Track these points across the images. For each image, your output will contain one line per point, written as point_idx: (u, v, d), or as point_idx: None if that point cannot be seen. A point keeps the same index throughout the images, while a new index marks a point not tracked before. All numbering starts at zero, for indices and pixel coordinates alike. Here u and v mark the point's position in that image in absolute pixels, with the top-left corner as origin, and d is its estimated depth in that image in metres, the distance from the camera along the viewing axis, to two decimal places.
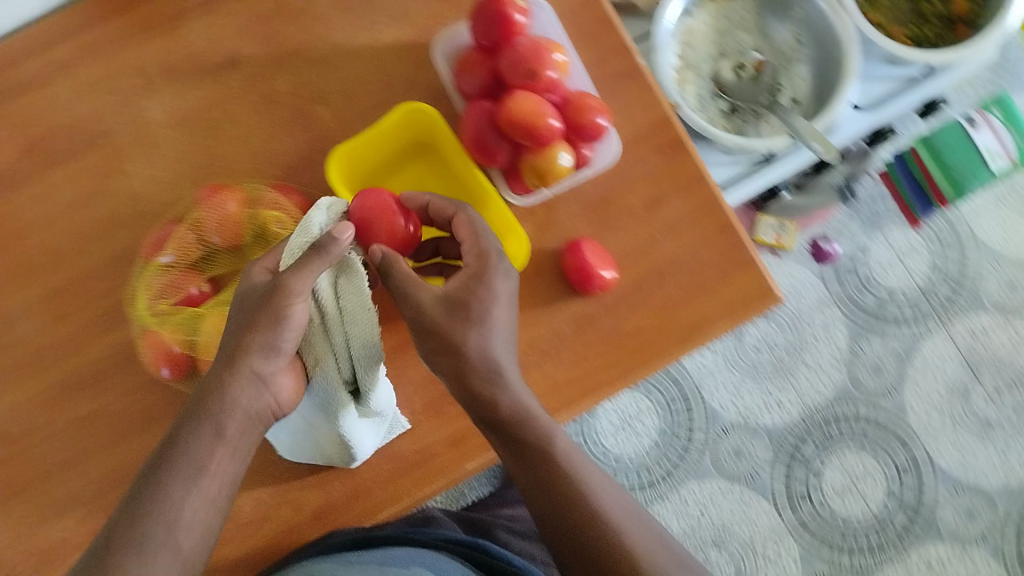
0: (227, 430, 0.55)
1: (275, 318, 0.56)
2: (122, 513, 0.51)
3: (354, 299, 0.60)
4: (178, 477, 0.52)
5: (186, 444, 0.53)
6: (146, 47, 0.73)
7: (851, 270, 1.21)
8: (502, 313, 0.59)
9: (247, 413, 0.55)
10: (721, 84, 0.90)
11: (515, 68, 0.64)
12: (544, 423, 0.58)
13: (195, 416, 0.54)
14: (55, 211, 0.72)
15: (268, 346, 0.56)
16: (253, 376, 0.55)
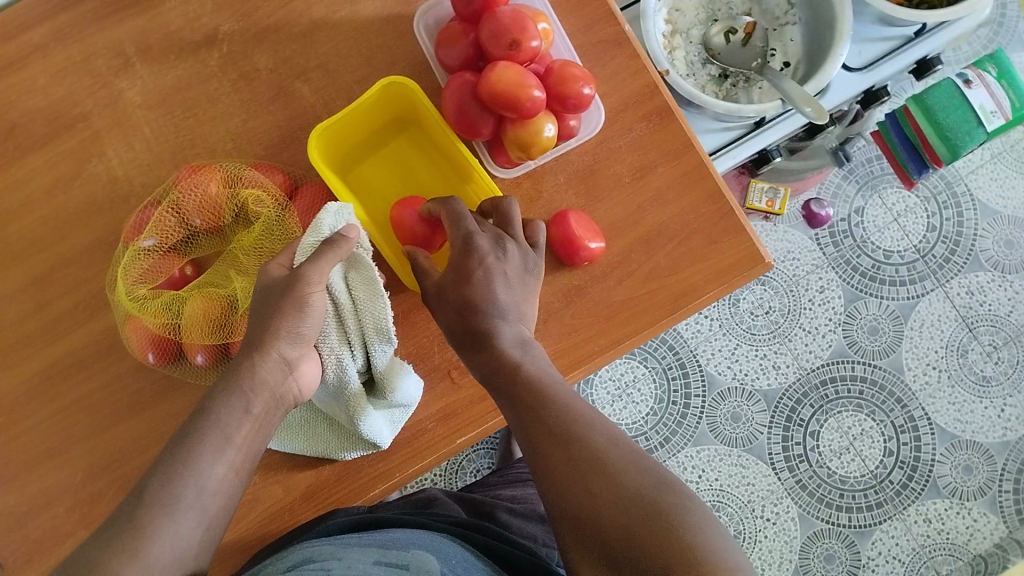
0: (256, 412, 0.54)
1: (299, 306, 0.56)
2: (144, 480, 0.50)
3: (369, 294, 0.63)
4: (207, 448, 0.51)
5: (217, 421, 0.52)
6: (122, 27, 0.72)
7: (846, 232, 1.22)
8: (500, 286, 0.59)
9: (272, 394, 0.56)
10: (710, 49, 0.90)
11: (497, 38, 0.62)
12: (544, 375, 0.55)
13: (228, 395, 0.54)
14: (35, 197, 0.70)
15: (293, 331, 0.57)
16: (281, 360, 0.56)
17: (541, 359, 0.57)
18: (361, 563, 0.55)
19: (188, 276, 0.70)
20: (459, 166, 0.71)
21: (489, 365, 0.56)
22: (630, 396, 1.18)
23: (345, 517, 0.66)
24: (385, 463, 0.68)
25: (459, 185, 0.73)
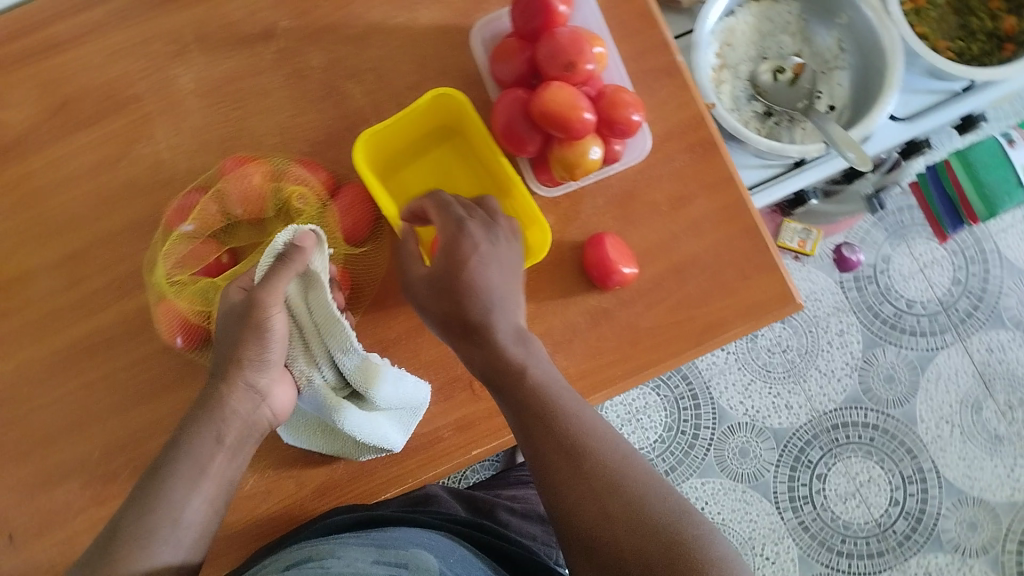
0: (226, 439, 0.59)
1: (258, 334, 0.59)
2: (125, 510, 0.55)
3: (323, 308, 0.62)
4: (181, 479, 0.56)
5: (187, 447, 0.58)
6: (182, 14, 0.72)
7: (870, 278, 1.21)
8: (491, 272, 0.61)
9: (245, 420, 0.60)
10: (757, 86, 0.90)
11: (554, 58, 0.63)
12: (555, 392, 0.57)
13: (197, 424, 0.59)
14: (79, 172, 0.71)
15: (257, 362, 0.60)
16: (247, 388, 0.60)
17: (550, 371, 0.59)
18: (359, 563, 0.54)
19: (222, 265, 0.70)
20: (500, 181, 0.71)
21: (492, 370, 0.59)
22: (640, 422, 1.18)
23: (341, 514, 0.66)
24: (398, 467, 0.68)
25: (496, 199, 0.72)
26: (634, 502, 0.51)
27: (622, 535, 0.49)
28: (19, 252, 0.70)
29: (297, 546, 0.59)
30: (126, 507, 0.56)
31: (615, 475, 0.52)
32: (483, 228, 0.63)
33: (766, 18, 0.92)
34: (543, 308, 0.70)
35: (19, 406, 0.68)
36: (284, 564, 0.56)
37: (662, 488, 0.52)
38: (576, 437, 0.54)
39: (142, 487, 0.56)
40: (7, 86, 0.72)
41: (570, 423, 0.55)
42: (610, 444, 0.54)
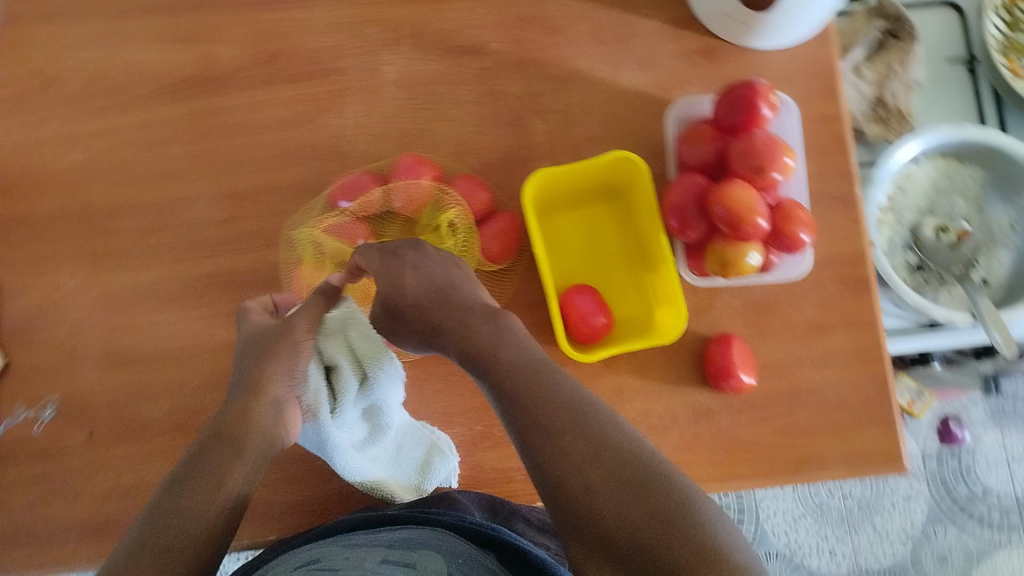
0: (247, 448, 0.57)
1: (284, 354, 0.62)
2: (136, 533, 0.50)
3: (361, 343, 0.66)
4: (196, 485, 0.52)
5: (216, 452, 0.55)
6: (406, 8, 0.76)
7: (954, 455, 1.15)
8: (432, 272, 0.65)
9: (267, 436, 0.58)
10: (917, 237, 0.90)
11: (745, 156, 0.64)
12: (540, 375, 0.54)
13: (223, 434, 0.57)
14: (267, 121, 0.75)
15: (284, 375, 0.62)
16: (275, 404, 0.60)
17: (533, 353, 0.57)
18: (365, 563, 0.51)
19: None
20: (649, 255, 0.72)
21: (481, 351, 0.58)
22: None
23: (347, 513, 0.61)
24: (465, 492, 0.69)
25: (638, 271, 0.73)
26: (623, 484, 0.46)
27: (613, 509, 0.45)
28: (189, 176, 0.74)
29: (305, 550, 0.54)
30: (137, 528, 0.50)
31: (598, 442, 0.49)
32: (459, 271, 0.66)
33: (946, 177, 0.93)
34: (650, 388, 0.69)
35: (144, 316, 0.72)
36: (292, 564, 0.52)
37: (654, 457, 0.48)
38: (561, 414, 0.51)
39: (168, 487, 0.53)
40: (229, 23, 0.76)
41: (545, 400, 0.52)
42: (588, 412, 0.51)
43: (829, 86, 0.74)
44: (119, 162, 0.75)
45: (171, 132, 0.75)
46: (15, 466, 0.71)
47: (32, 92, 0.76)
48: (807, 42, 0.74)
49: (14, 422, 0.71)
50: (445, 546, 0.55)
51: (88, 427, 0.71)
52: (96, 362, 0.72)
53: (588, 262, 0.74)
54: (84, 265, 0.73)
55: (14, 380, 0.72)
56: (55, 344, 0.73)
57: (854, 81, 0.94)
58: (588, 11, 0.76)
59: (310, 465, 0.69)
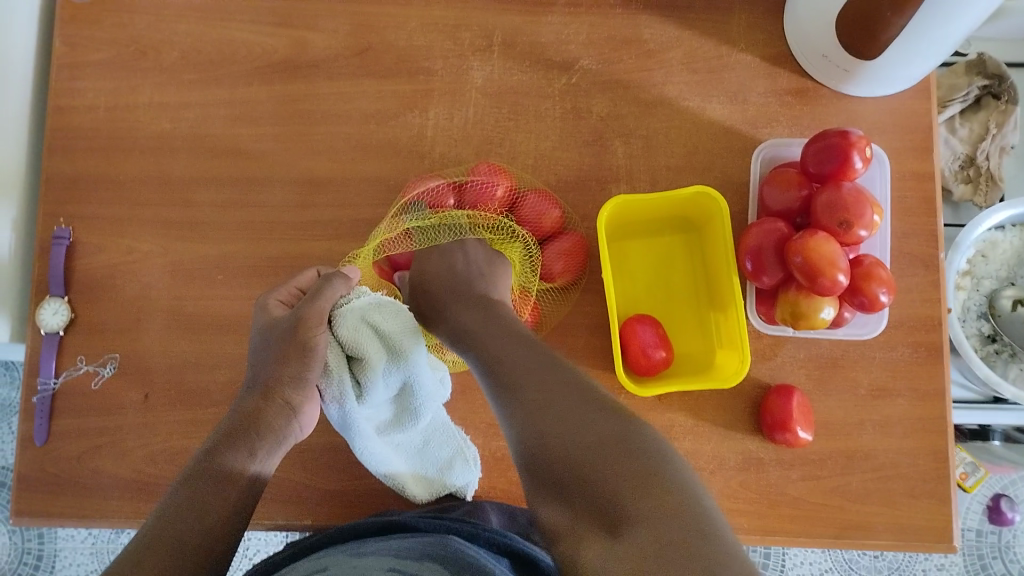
0: (262, 444, 0.54)
1: (304, 355, 0.56)
2: (142, 543, 0.46)
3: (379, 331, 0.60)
4: (203, 498, 0.49)
5: (232, 448, 0.53)
6: (501, 15, 0.75)
7: (996, 532, 1.07)
8: (463, 259, 0.70)
9: (278, 439, 0.56)
10: (992, 307, 0.88)
11: (831, 207, 0.63)
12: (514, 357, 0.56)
13: (242, 430, 0.54)
14: (350, 113, 0.75)
15: (297, 381, 0.56)
16: (286, 407, 0.56)
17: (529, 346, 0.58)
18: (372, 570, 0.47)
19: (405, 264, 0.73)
20: (717, 294, 0.71)
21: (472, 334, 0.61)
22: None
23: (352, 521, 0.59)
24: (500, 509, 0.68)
25: (703, 309, 0.72)
26: (580, 431, 0.46)
27: (562, 447, 0.46)
28: (267, 156, 0.74)
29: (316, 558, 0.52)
30: (147, 533, 0.47)
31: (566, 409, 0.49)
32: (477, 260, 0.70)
33: None
34: (701, 430, 0.68)
35: (208, 290, 0.73)
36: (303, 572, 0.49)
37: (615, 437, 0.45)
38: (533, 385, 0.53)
39: (191, 484, 0.50)
40: (326, 11, 0.76)
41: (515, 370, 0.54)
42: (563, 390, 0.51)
43: (925, 144, 0.71)
44: (203, 134, 0.75)
45: (256, 112, 0.75)
46: (68, 418, 0.72)
47: (128, 56, 0.77)
48: (907, 97, 0.72)
49: (75, 374, 0.72)
50: (459, 560, 0.51)
51: (143, 390, 0.72)
52: (155, 327, 0.73)
53: (653, 293, 0.73)
54: (157, 231, 0.74)
55: (77, 335, 0.73)
56: (121, 304, 0.73)
57: (946, 136, 0.92)
58: (685, 39, 0.74)
59: (352, 458, 0.69)
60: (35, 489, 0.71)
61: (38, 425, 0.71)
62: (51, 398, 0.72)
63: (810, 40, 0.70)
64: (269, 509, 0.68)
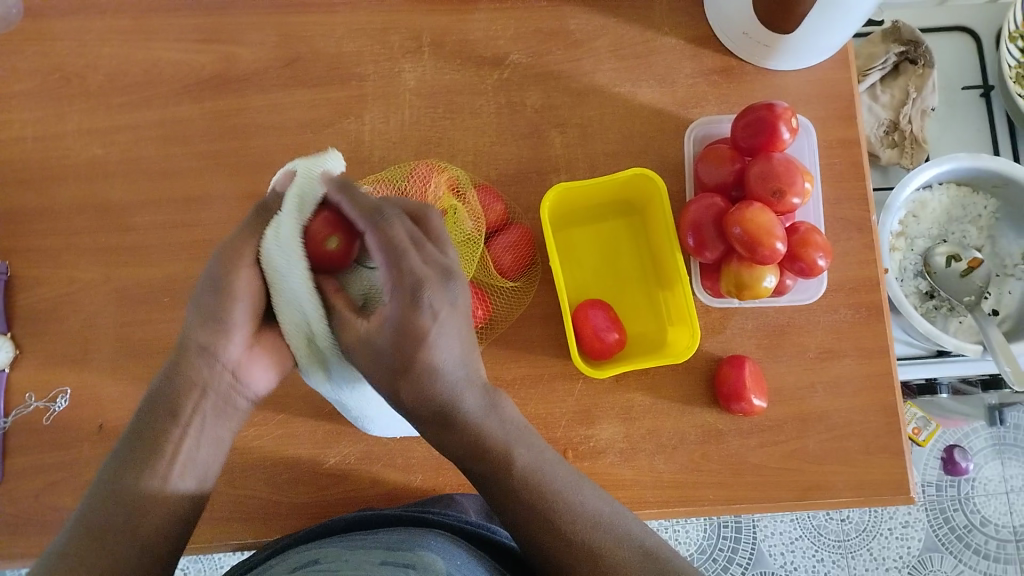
0: (188, 413, 0.52)
1: (221, 293, 0.52)
2: (84, 525, 0.47)
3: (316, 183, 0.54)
4: (136, 465, 0.50)
5: (152, 424, 0.51)
6: (427, 17, 0.76)
7: (953, 483, 1.11)
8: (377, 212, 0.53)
9: (209, 395, 0.53)
10: (927, 265, 0.92)
11: (763, 180, 0.65)
12: (468, 398, 0.52)
13: (162, 389, 0.53)
14: (285, 124, 0.74)
15: (213, 317, 0.52)
16: (204, 354, 0.53)
17: (479, 374, 0.53)
18: (365, 564, 0.47)
19: (330, 254, 0.52)
20: (664, 272, 0.72)
21: (398, 360, 0.50)
22: (675, 533, 1.12)
23: (334, 521, 0.59)
24: None
25: (652, 288, 0.74)
26: (562, 510, 0.51)
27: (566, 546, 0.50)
28: (206, 174, 0.74)
29: (304, 550, 0.51)
30: (88, 507, 0.48)
31: (540, 489, 0.51)
32: (383, 257, 0.49)
33: (959, 205, 0.94)
34: (659, 407, 0.69)
35: (154, 313, 0.72)
36: (290, 568, 0.49)
37: (589, 497, 0.53)
38: (498, 455, 0.52)
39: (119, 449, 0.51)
40: (253, 24, 0.76)
41: (484, 426, 0.52)
42: (536, 474, 0.52)
43: (849, 111, 0.74)
44: (137, 157, 0.75)
45: (190, 130, 0.75)
46: (19, 456, 0.70)
47: (53, 84, 0.76)
48: (828, 67, 0.74)
49: (25, 411, 0.71)
50: (441, 546, 0.51)
51: (98, 420, 0.70)
52: (105, 356, 0.72)
53: (602, 276, 0.74)
54: (98, 259, 0.73)
55: (25, 372, 0.72)
56: (69, 336, 0.72)
57: (869, 104, 0.95)
58: (610, 27, 0.76)
59: (316, 468, 0.69)
60: None
61: None
62: (1, 438, 0.70)
63: (730, 19, 0.72)
64: (236, 528, 0.68)
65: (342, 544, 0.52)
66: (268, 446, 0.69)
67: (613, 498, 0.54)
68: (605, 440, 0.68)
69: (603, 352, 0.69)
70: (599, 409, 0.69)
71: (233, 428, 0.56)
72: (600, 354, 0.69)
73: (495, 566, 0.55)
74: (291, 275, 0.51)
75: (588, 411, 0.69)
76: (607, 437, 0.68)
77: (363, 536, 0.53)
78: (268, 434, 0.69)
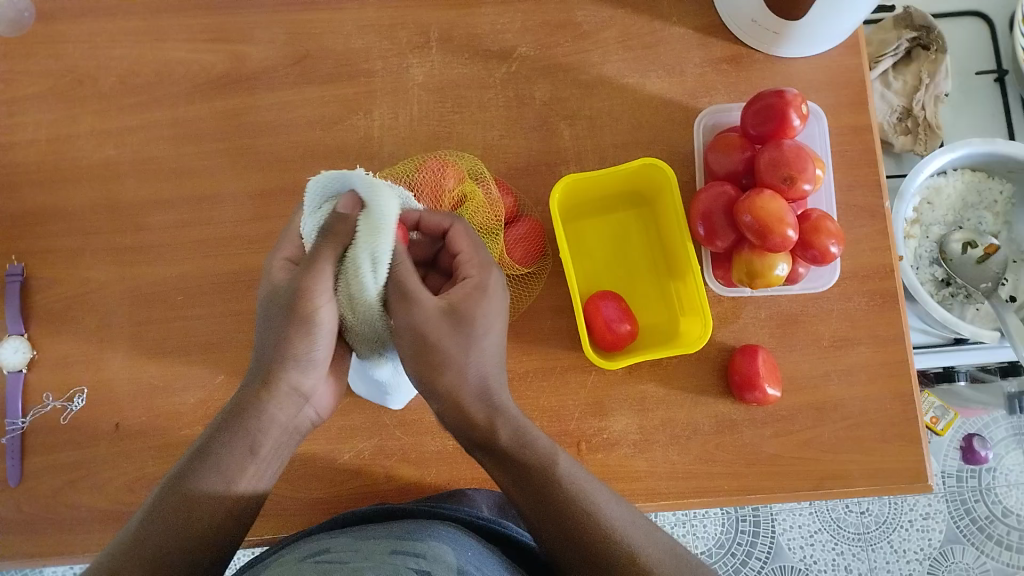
0: (264, 446, 0.53)
1: (302, 325, 0.51)
2: (147, 541, 0.48)
3: (379, 233, 0.50)
4: (206, 485, 0.50)
5: (227, 449, 0.52)
6: (434, 12, 0.76)
7: (974, 474, 1.10)
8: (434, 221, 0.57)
9: (281, 428, 0.54)
10: (943, 252, 0.91)
11: (773, 167, 0.64)
12: (507, 401, 0.55)
13: (240, 412, 0.53)
14: (295, 122, 0.75)
15: (299, 359, 0.53)
16: (288, 391, 0.53)
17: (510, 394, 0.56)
18: (374, 554, 0.47)
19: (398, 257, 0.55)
20: (676, 263, 0.72)
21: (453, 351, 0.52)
22: (693, 527, 1.11)
23: (347, 513, 0.60)
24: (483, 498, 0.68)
25: (663, 279, 0.73)
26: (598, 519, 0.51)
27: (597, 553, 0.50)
28: (216, 173, 0.74)
29: (315, 540, 0.52)
30: (151, 518, 0.50)
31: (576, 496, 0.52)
32: (468, 248, 0.56)
33: (974, 190, 0.93)
34: (672, 398, 0.69)
35: (167, 311, 0.72)
36: (301, 556, 0.49)
37: (625, 512, 0.53)
38: (541, 460, 0.53)
39: (190, 459, 0.52)
40: (261, 23, 0.76)
41: (529, 430, 0.54)
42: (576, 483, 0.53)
43: (860, 97, 0.73)
44: (149, 157, 0.75)
45: (200, 130, 0.75)
46: (38, 455, 0.71)
47: (65, 87, 0.77)
48: (838, 52, 0.74)
49: (43, 411, 0.71)
50: (451, 536, 0.51)
51: (114, 419, 0.71)
52: (121, 355, 0.72)
53: (613, 268, 0.74)
54: (112, 259, 0.74)
55: (41, 372, 0.72)
56: (84, 335, 0.73)
57: (882, 91, 0.94)
58: (618, 18, 0.75)
59: (331, 464, 0.69)
60: (11, 531, 0.69)
61: (10, 466, 0.70)
62: (19, 438, 0.71)
63: (738, 7, 0.71)
64: (253, 524, 0.68)
65: (357, 534, 0.52)
66: None
67: (638, 515, 0.54)
68: (619, 432, 0.68)
69: (614, 343, 0.69)
70: (613, 401, 0.69)
71: (296, 449, 0.57)
72: (611, 346, 0.69)
73: (508, 559, 0.55)
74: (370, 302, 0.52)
75: (601, 403, 0.69)
76: (620, 429, 0.68)
77: (381, 525, 0.53)
78: None
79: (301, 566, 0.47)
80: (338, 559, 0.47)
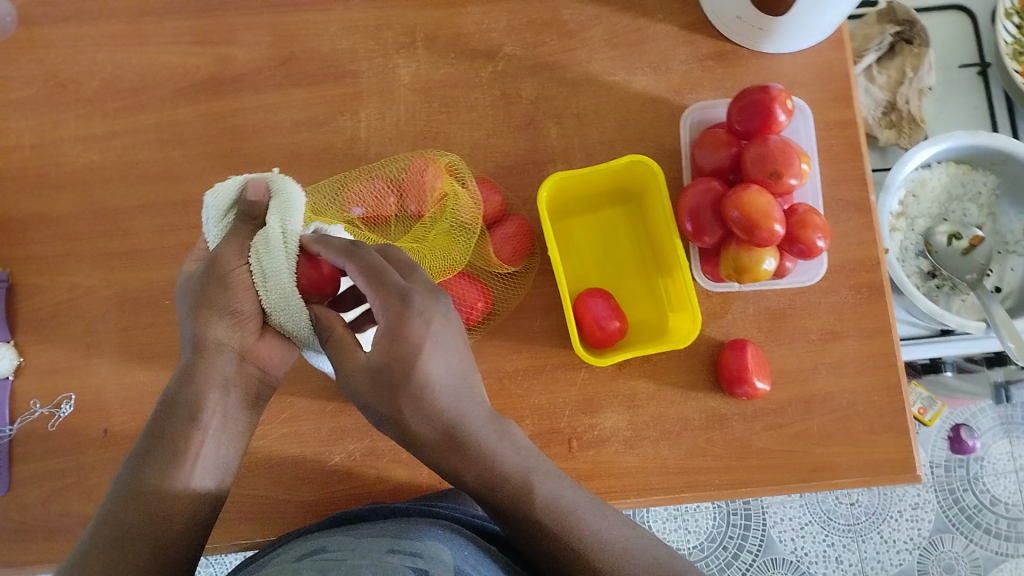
0: (207, 413, 0.53)
1: (221, 287, 0.53)
2: (105, 535, 0.48)
3: (291, 210, 0.54)
4: (156, 463, 0.50)
5: (173, 426, 0.52)
6: (420, 11, 0.76)
7: (962, 464, 1.10)
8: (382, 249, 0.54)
9: (224, 388, 0.54)
10: (928, 244, 0.92)
11: (759, 162, 0.65)
12: (476, 424, 0.52)
13: (181, 387, 0.53)
14: (281, 124, 0.75)
15: (226, 311, 0.53)
16: (217, 347, 0.53)
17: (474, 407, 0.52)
18: (371, 553, 0.47)
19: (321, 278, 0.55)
20: (664, 260, 0.72)
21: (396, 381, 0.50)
22: (685, 522, 1.12)
23: (340, 513, 0.60)
24: None
25: (651, 276, 0.74)
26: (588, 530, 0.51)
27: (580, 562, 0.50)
28: (204, 175, 0.74)
29: (311, 539, 0.52)
30: (110, 507, 0.50)
31: (566, 520, 0.51)
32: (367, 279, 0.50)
33: (958, 182, 0.94)
34: (662, 394, 0.69)
35: (156, 314, 0.72)
36: (296, 556, 0.49)
37: (595, 519, 0.52)
38: (519, 479, 0.51)
39: (143, 443, 0.52)
40: (246, 25, 0.76)
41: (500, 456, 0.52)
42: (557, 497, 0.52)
43: (843, 92, 0.74)
44: (135, 161, 0.75)
45: (186, 133, 0.75)
46: (26, 463, 0.70)
47: (49, 92, 0.76)
48: (822, 47, 0.74)
49: (31, 418, 0.71)
50: (448, 535, 0.51)
51: (104, 425, 0.70)
52: (109, 359, 0.72)
53: (601, 266, 0.74)
54: (99, 263, 0.73)
55: (30, 378, 0.72)
56: (71, 341, 0.73)
57: (865, 85, 0.95)
58: (603, 15, 0.76)
59: (323, 466, 0.69)
60: (3, 538, 0.69)
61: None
62: (8, 445, 0.70)
63: (721, 4, 0.72)
64: (245, 526, 0.68)
65: (351, 533, 0.52)
66: (274, 445, 0.69)
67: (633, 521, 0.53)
68: (609, 428, 0.68)
69: (604, 340, 0.69)
70: (603, 399, 0.69)
71: (252, 424, 0.56)
72: (601, 343, 0.69)
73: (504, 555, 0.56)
74: (278, 279, 0.52)
75: (592, 400, 0.69)
76: (611, 426, 0.68)
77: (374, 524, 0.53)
78: (271, 434, 0.69)
79: (298, 565, 0.47)
80: (334, 559, 0.47)
